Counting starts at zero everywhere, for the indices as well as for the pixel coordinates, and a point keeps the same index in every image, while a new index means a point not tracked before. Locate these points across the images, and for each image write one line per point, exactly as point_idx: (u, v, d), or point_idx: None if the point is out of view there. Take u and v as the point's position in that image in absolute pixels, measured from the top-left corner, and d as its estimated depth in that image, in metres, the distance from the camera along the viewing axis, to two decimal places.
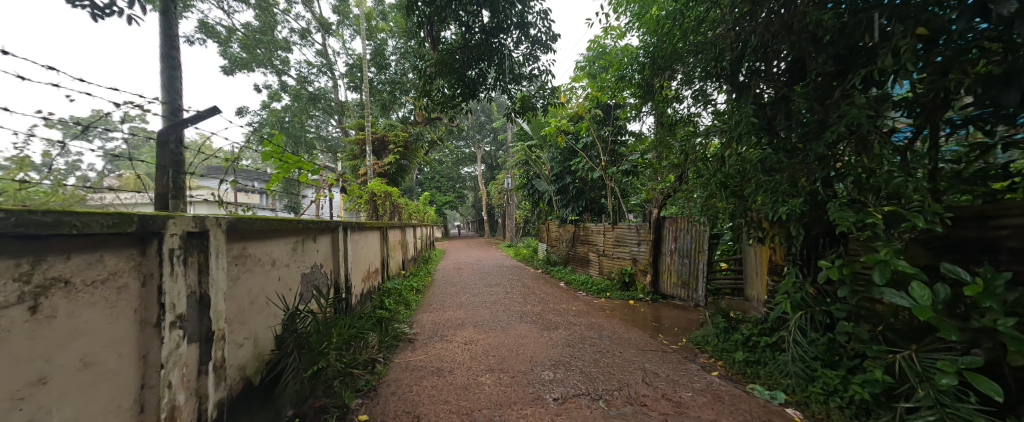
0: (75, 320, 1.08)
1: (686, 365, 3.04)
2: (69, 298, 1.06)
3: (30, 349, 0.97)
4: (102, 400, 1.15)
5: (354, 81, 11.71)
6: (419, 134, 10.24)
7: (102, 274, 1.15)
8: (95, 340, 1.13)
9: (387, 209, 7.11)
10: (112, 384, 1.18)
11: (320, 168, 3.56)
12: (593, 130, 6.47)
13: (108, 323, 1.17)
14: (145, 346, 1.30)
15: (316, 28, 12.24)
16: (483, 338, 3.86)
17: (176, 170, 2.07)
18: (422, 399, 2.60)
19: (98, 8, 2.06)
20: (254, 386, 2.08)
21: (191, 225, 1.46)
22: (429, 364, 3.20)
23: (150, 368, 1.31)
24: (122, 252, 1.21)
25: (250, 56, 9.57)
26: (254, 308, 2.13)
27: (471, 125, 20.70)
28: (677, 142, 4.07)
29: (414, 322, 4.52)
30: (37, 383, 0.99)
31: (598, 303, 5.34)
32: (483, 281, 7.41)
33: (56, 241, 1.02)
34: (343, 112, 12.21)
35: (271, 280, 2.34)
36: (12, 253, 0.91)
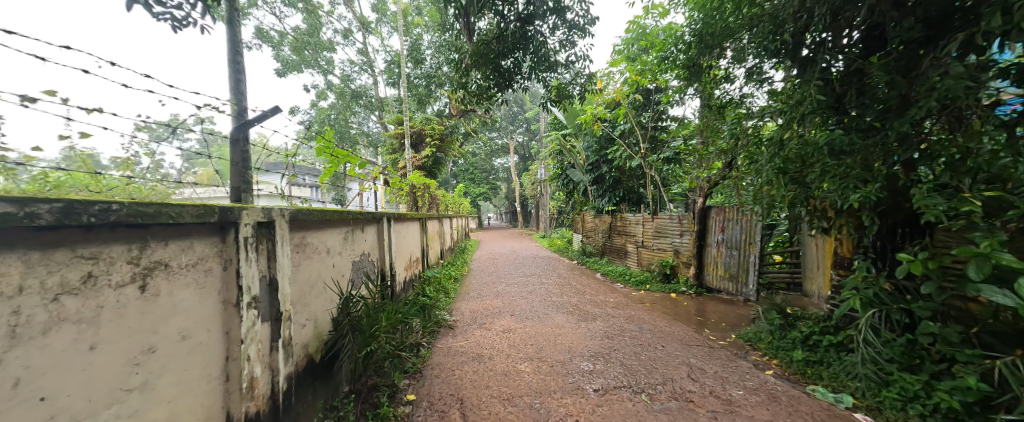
0: (174, 299, 1.22)
1: (735, 362, 2.88)
2: (168, 278, 1.20)
3: (142, 323, 1.11)
4: (195, 370, 1.30)
5: (393, 78, 12.13)
6: (454, 126, 10.44)
7: (193, 259, 1.30)
8: (189, 316, 1.28)
9: (425, 201, 7.34)
10: (203, 355, 1.33)
11: (366, 161, 3.74)
12: (632, 116, 6.20)
13: (198, 301, 1.32)
14: (227, 323, 1.45)
15: (357, 28, 12.76)
16: (521, 327, 3.91)
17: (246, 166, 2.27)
18: (465, 383, 2.71)
19: (176, 20, 2.26)
20: (315, 364, 2.27)
21: (260, 216, 1.61)
22: (470, 350, 3.31)
23: (233, 342, 1.46)
24: (207, 239, 1.36)
25: (299, 58, 10.22)
26: (314, 292, 2.32)
27: (504, 116, 20.69)
28: (726, 126, 3.79)
29: (453, 310, 4.67)
30: (148, 351, 1.12)
31: (638, 296, 5.19)
32: (518, 272, 7.45)
33: (158, 230, 1.16)
34: (383, 108, 12.71)
35: (327, 267, 2.52)
36: (125, 239, 1.05)
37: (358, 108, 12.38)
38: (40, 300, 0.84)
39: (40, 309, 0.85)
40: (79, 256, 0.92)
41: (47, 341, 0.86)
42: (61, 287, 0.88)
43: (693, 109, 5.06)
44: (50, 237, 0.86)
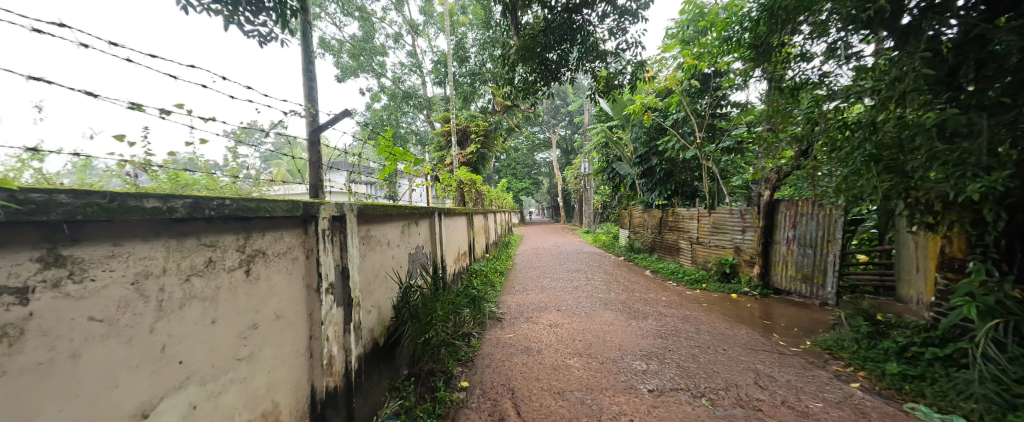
0: (269, 282, 1.38)
1: (811, 371, 2.61)
2: (265, 264, 1.36)
3: (247, 303, 1.25)
4: (286, 346, 1.46)
5: (440, 78, 12.54)
6: (498, 122, 10.57)
7: (283, 248, 1.46)
8: (281, 298, 1.44)
9: (472, 196, 7.53)
10: (292, 333, 1.50)
11: (419, 159, 3.93)
12: (687, 104, 5.81)
13: (287, 285, 1.48)
14: (310, 305, 1.62)
15: (407, 31, 13.36)
16: (568, 322, 3.88)
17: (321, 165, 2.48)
18: (515, 374, 2.76)
19: (263, 36, 2.54)
20: (380, 347, 2.45)
21: (334, 211, 1.77)
22: (518, 343, 3.36)
23: (315, 323, 1.63)
24: (293, 231, 1.52)
25: (355, 63, 10.96)
26: (377, 281, 2.50)
27: (547, 110, 20.46)
28: (800, 110, 3.40)
29: (500, 303, 4.77)
30: (253, 327, 1.28)
31: (693, 295, 4.90)
32: (563, 267, 7.39)
33: (258, 222, 1.32)
34: (430, 107, 13.22)
35: (388, 259, 2.70)
36: (234, 230, 1.21)
37: (408, 108, 13.00)
38: (178, 281, 0.98)
39: (179, 287, 0.98)
40: (203, 244, 1.07)
41: (184, 314, 1.00)
42: (191, 270, 1.02)
43: (759, 93, 4.60)
44: (185, 228, 1.01)
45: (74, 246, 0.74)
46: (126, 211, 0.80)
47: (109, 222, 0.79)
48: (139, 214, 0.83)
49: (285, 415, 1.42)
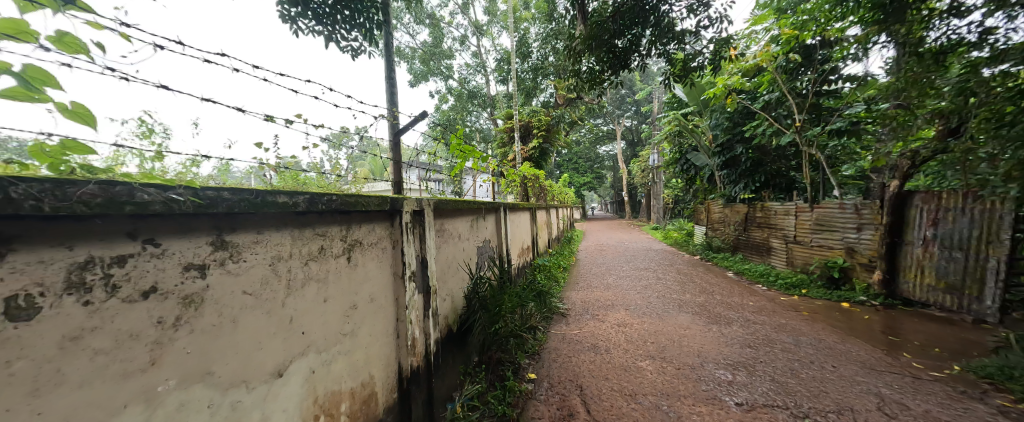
0: (365, 269, 1.55)
1: (962, 404, 2.10)
2: (362, 253, 1.53)
3: (348, 286, 1.42)
4: (379, 326, 1.63)
5: (503, 75, 12.75)
6: (560, 116, 10.41)
7: (375, 238, 1.63)
8: (374, 283, 1.60)
9: (535, 191, 7.56)
10: (382, 315, 1.66)
11: (487, 155, 4.05)
12: (783, 82, 5.04)
13: (378, 272, 1.64)
14: (396, 291, 1.78)
15: (472, 33, 13.85)
16: (637, 322, 3.69)
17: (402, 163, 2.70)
18: (583, 371, 2.71)
19: (355, 50, 2.86)
20: (453, 333, 2.60)
21: (415, 205, 1.92)
22: (585, 340, 3.29)
23: (401, 308, 1.79)
24: (382, 224, 1.68)
25: (426, 68, 11.69)
26: (451, 271, 2.65)
27: (612, 100, 19.53)
28: (948, 79, 2.72)
29: (564, 299, 4.72)
30: (353, 307, 1.45)
31: (788, 301, 4.27)
32: (630, 265, 7.03)
33: (356, 215, 1.48)
34: (494, 104, 13.53)
35: (459, 251, 2.85)
36: (339, 222, 1.38)
37: (473, 107, 13.50)
38: (299, 264, 1.15)
39: (300, 269, 1.15)
40: (315, 233, 1.24)
41: (304, 293, 1.17)
42: (308, 255, 1.19)
43: (884, 62, 3.79)
44: (303, 220, 1.17)
45: (231, 233, 0.90)
46: (265, 205, 0.95)
47: (253, 214, 0.95)
48: (275, 208, 0.99)
49: (378, 387, 1.58)
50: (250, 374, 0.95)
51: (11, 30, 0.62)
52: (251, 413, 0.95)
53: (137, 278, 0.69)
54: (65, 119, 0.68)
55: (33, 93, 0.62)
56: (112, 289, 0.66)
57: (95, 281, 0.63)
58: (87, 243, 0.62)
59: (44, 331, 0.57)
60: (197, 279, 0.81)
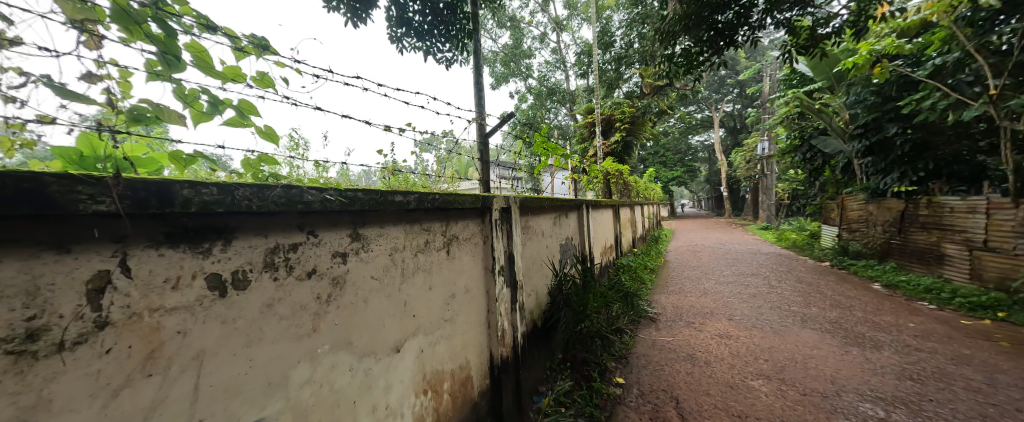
0: (460, 262, 1.67)
1: None
2: (458, 247, 1.65)
3: (448, 276, 1.56)
4: (473, 316, 1.74)
5: (583, 69, 12.36)
6: (647, 106, 9.66)
7: (469, 234, 1.74)
8: (468, 276, 1.72)
9: (619, 188, 7.17)
10: (475, 306, 1.77)
11: (569, 152, 3.99)
12: (967, 38, 3.80)
13: (471, 265, 1.75)
14: (486, 284, 1.87)
15: (552, 29, 13.76)
16: (744, 335, 3.23)
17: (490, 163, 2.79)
18: (679, 383, 2.49)
19: (449, 61, 3.11)
20: (538, 328, 2.62)
21: (503, 203, 2.00)
22: (680, 349, 3.02)
23: (491, 300, 1.88)
24: (474, 220, 1.79)
25: (506, 70, 12.03)
26: (535, 268, 2.68)
27: (709, 84, 17.39)
28: None
29: (653, 302, 4.39)
30: (451, 297, 1.57)
31: (973, 327, 3.24)
32: (732, 269, 6.18)
33: (453, 213, 1.61)
34: (574, 100, 13.25)
35: (543, 248, 2.86)
36: (439, 218, 1.51)
37: (552, 104, 13.42)
38: (410, 255, 1.30)
39: (411, 259, 1.31)
40: (422, 229, 1.39)
41: (414, 280, 1.32)
42: (415, 247, 1.34)
43: None
44: (412, 217, 1.32)
45: (362, 227, 1.07)
46: (387, 203, 1.10)
47: (377, 211, 1.11)
48: (392, 206, 1.13)
49: (473, 371, 1.70)
50: (377, 347, 1.11)
51: (234, 76, 0.83)
52: (378, 380, 1.11)
53: (304, 262, 0.87)
54: (260, 139, 0.89)
55: (245, 121, 0.83)
56: (289, 269, 0.83)
57: (279, 263, 0.81)
58: (273, 234, 0.80)
59: (253, 298, 0.75)
60: (340, 264, 0.98)
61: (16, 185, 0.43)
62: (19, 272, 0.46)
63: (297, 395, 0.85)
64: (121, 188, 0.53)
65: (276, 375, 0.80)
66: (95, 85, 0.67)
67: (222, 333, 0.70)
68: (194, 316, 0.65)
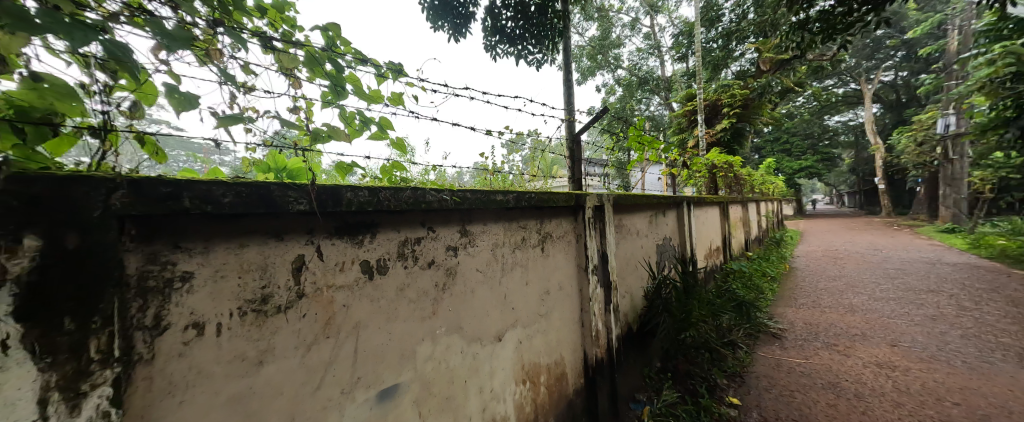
0: (554, 260, 1.67)
1: None
2: (553, 244, 1.66)
3: (543, 273, 1.59)
4: (567, 313, 1.73)
5: (682, 52, 11.13)
6: (765, 85, 8.18)
7: (562, 232, 1.73)
8: (562, 273, 1.71)
9: (728, 182, 6.26)
10: (569, 303, 1.75)
11: (668, 145, 3.63)
12: None
13: (565, 263, 1.74)
14: (580, 283, 1.83)
15: (645, 13, 12.74)
16: (916, 368, 2.50)
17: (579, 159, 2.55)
18: (816, 415, 2.07)
19: (538, 61, 3.15)
20: (633, 333, 2.46)
21: (596, 201, 1.92)
22: (816, 374, 2.50)
23: (585, 299, 1.82)
24: (568, 218, 1.77)
25: (593, 63, 11.57)
26: (630, 269, 2.50)
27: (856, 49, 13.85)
28: None
29: (775, 316, 3.72)
30: (546, 293, 1.60)
31: None
32: (894, 282, 4.83)
33: (547, 211, 1.62)
34: (670, 87, 12.03)
35: (637, 248, 2.64)
36: (534, 216, 1.54)
37: (645, 93, 12.41)
38: (509, 251, 1.38)
39: (510, 254, 1.38)
40: (519, 226, 1.44)
41: (512, 275, 1.39)
42: (513, 244, 1.40)
43: None
44: (510, 215, 1.39)
45: (468, 224, 1.17)
46: (489, 202, 1.18)
47: (481, 210, 1.20)
48: (494, 205, 1.20)
49: (568, 368, 1.71)
50: (482, 334, 1.21)
51: (379, 98, 0.98)
52: (484, 364, 1.21)
53: (425, 254, 1.00)
54: (392, 149, 1.05)
55: (384, 134, 0.99)
56: (415, 259, 0.97)
57: (408, 253, 0.95)
58: (403, 229, 0.93)
59: (390, 281, 0.90)
60: (452, 256, 1.10)
61: (254, 191, 0.60)
62: (258, 254, 0.65)
63: (422, 368, 0.98)
64: (313, 193, 0.68)
65: (408, 349, 0.95)
66: (297, 115, 0.89)
67: (371, 308, 0.85)
68: (354, 294, 0.82)
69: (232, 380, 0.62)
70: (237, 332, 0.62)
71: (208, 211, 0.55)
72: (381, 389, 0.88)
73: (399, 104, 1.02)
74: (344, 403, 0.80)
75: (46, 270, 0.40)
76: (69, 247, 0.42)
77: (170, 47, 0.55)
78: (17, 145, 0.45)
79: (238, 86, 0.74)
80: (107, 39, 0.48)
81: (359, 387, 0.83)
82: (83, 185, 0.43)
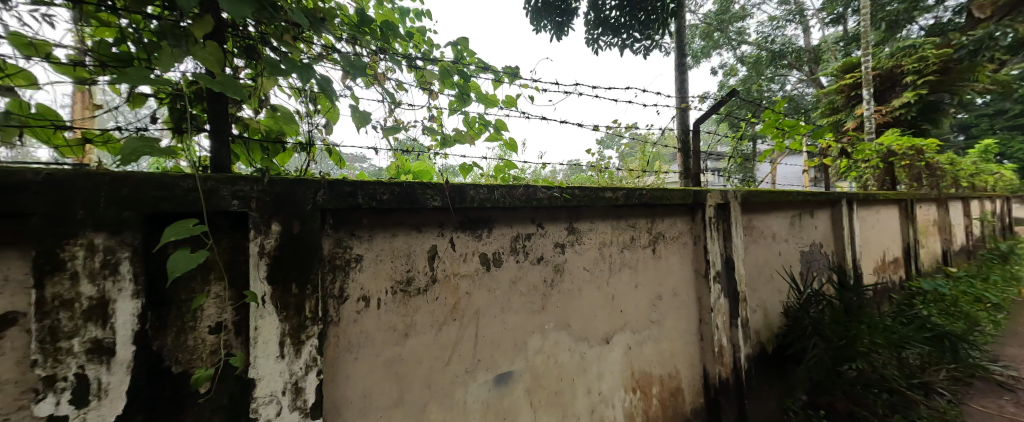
0: (668, 263, 1.52)
1: None
2: (666, 246, 1.51)
3: (655, 276, 1.46)
4: (683, 322, 1.55)
5: (835, 12, 8.80)
6: (987, 35, 5.80)
7: (677, 233, 1.55)
8: (677, 278, 1.54)
9: (913, 174, 4.65)
10: (686, 312, 1.57)
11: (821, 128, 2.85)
12: None
13: (681, 267, 1.56)
14: (699, 291, 1.61)
15: None
16: None
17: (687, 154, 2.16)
18: None
19: (645, 47, 2.92)
20: (771, 355, 2.03)
21: (721, 198, 1.62)
22: None
23: (705, 309, 1.59)
24: (684, 217, 1.58)
25: (710, 42, 10.07)
26: (763, 279, 2.04)
27: None
28: None
29: (1005, 360, 2.60)
30: (658, 298, 1.46)
31: None
32: None
33: (660, 209, 1.48)
34: (819, 57, 9.62)
35: (774, 256, 2.12)
36: (644, 215, 1.42)
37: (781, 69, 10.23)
38: (617, 250, 1.31)
39: (617, 255, 1.32)
40: (628, 225, 1.36)
41: (620, 276, 1.32)
42: (623, 243, 1.33)
43: None
44: (618, 213, 1.32)
45: (575, 222, 1.16)
46: (598, 200, 1.14)
47: (589, 207, 1.17)
48: (603, 201, 1.16)
49: (684, 383, 1.54)
50: (589, 333, 1.18)
51: (496, 101, 1.05)
52: (592, 365, 1.19)
53: (534, 250, 1.03)
54: (505, 149, 1.11)
55: (499, 135, 1.05)
56: (526, 254, 1.01)
57: (520, 249, 1.00)
58: (516, 225, 0.98)
59: (504, 274, 0.96)
60: (560, 253, 1.11)
61: (396, 190, 0.70)
62: (404, 243, 0.77)
63: (533, 359, 1.02)
64: (449, 191, 0.78)
65: (520, 339, 0.99)
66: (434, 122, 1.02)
67: (489, 297, 0.93)
68: (475, 283, 0.90)
69: (387, 346, 0.75)
70: (390, 307, 0.75)
71: (373, 206, 0.68)
72: (498, 373, 0.94)
73: (514, 106, 1.08)
74: (467, 381, 0.88)
75: (283, 248, 0.57)
76: (294, 231, 0.58)
77: (354, 75, 0.70)
78: (263, 157, 0.68)
79: (393, 101, 0.91)
80: (320, 76, 0.63)
81: (480, 368, 0.91)
82: (298, 187, 0.58)
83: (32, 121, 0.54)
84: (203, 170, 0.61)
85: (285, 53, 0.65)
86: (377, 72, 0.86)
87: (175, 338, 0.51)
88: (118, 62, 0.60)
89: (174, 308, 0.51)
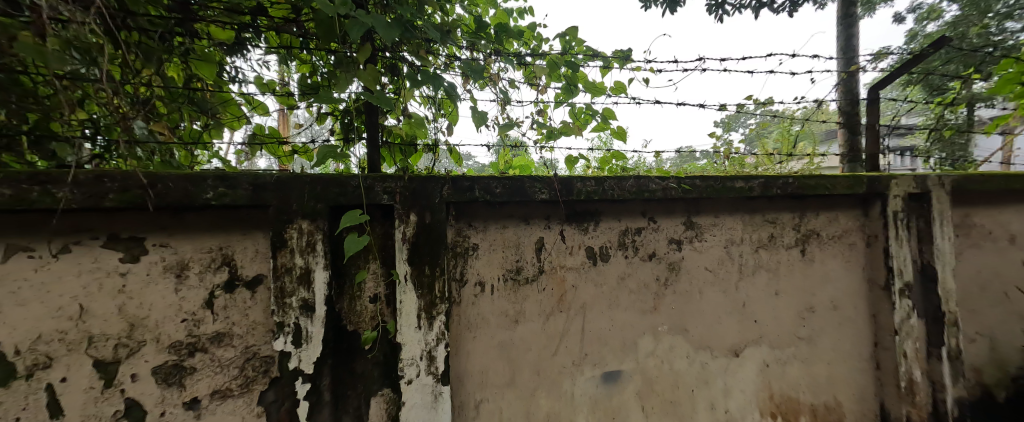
0: (826, 268, 1.22)
1: None
2: (821, 247, 1.21)
3: (805, 283, 1.19)
4: (847, 343, 1.23)
5: None
6: None
7: (839, 231, 1.22)
8: (839, 288, 1.22)
9: None
10: (852, 332, 1.23)
11: None
12: None
13: (844, 274, 1.24)
14: (875, 306, 1.24)
15: None
16: None
17: (851, 130, 1.67)
18: None
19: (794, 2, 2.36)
20: (1006, 407, 1.42)
21: (916, 186, 1.20)
22: None
23: (883, 329, 1.22)
24: (851, 212, 1.24)
25: None
26: (989, 298, 1.45)
27: None
28: None
29: None
30: (808, 310, 1.19)
31: None
32: None
33: (813, 201, 1.19)
34: None
35: (1012, 266, 1.47)
36: (788, 208, 1.17)
37: None
38: (750, 250, 1.11)
39: (751, 255, 1.12)
40: (765, 220, 1.13)
41: (754, 281, 1.12)
42: (759, 242, 1.12)
43: None
44: (753, 206, 1.11)
45: (695, 216, 1.03)
46: (724, 191, 0.99)
47: (714, 199, 1.02)
48: (733, 192, 1.00)
49: (848, 419, 1.22)
50: (712, 342, 1.04)
51: (603, 89, 1.00)
52: (716, 378, 1.05)
53: (646, 245, 0.96)
54: (612, 138, 1.06)
55: (606, 125, 1.01)
56: (636, 250, 0.95)
57: (629, 243, 0.94)
58: (625, 219, 0.93)
59: (613, 269, 0.92)
60: (676, 251, 1.00)
61: (506, 184, 0.74)
62: (514, 235, 0.81)
63: (644, 362, 0.95)
64: (557, 183, 0.79)
65: (629, 339, 0.94)
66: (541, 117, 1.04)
67: (596, 291, 0.91)
68: (581, 276, 0.89)
69: (500, 329, 0.81)
70: (502, 293, 0.80)
71: (488, 199, 0.74)
72: (606, 371, 0.92)
73: (622, 92, 1.01)
74: (575, 373, 0.88)
75: (418, 235, 0.67)
76: (426, 221, 0.68)
77: (473, 78, 0.77)
78: (401, 160, 0.81)
79: (503, 100, 0.96)
80: (446, 83, 0.71)
81: (587, 363, 0.90)
82: (428, 184, 0.68)
83: (266, 139, 0.80)
84: (363, 172, 0.76)
85: (418, 66, 0.75)
86: (491, 73, 0.91)
87: (348, 303, 0.65)
88: (310, 90, 0.81)
89: (347, 280, 0.65)
